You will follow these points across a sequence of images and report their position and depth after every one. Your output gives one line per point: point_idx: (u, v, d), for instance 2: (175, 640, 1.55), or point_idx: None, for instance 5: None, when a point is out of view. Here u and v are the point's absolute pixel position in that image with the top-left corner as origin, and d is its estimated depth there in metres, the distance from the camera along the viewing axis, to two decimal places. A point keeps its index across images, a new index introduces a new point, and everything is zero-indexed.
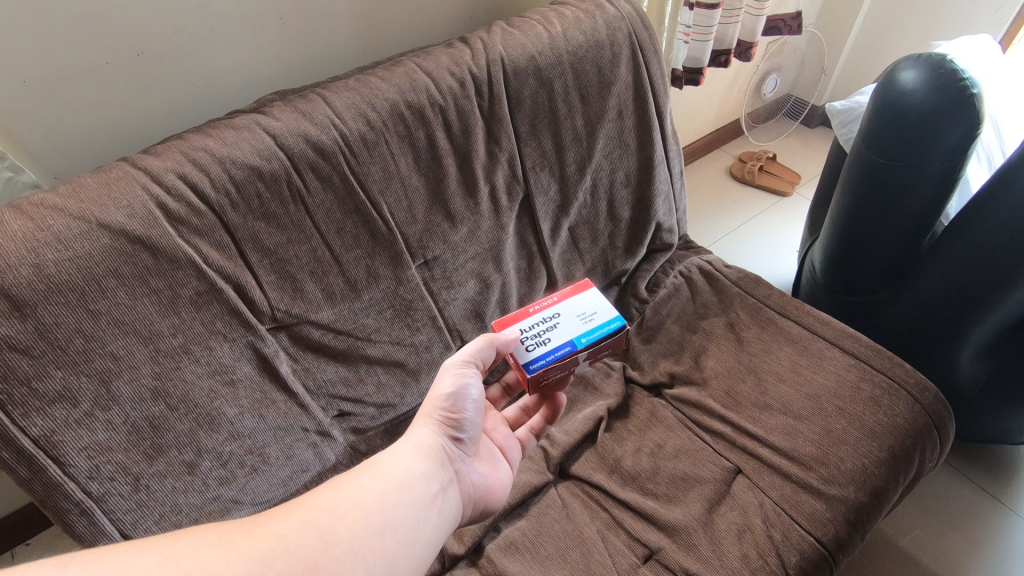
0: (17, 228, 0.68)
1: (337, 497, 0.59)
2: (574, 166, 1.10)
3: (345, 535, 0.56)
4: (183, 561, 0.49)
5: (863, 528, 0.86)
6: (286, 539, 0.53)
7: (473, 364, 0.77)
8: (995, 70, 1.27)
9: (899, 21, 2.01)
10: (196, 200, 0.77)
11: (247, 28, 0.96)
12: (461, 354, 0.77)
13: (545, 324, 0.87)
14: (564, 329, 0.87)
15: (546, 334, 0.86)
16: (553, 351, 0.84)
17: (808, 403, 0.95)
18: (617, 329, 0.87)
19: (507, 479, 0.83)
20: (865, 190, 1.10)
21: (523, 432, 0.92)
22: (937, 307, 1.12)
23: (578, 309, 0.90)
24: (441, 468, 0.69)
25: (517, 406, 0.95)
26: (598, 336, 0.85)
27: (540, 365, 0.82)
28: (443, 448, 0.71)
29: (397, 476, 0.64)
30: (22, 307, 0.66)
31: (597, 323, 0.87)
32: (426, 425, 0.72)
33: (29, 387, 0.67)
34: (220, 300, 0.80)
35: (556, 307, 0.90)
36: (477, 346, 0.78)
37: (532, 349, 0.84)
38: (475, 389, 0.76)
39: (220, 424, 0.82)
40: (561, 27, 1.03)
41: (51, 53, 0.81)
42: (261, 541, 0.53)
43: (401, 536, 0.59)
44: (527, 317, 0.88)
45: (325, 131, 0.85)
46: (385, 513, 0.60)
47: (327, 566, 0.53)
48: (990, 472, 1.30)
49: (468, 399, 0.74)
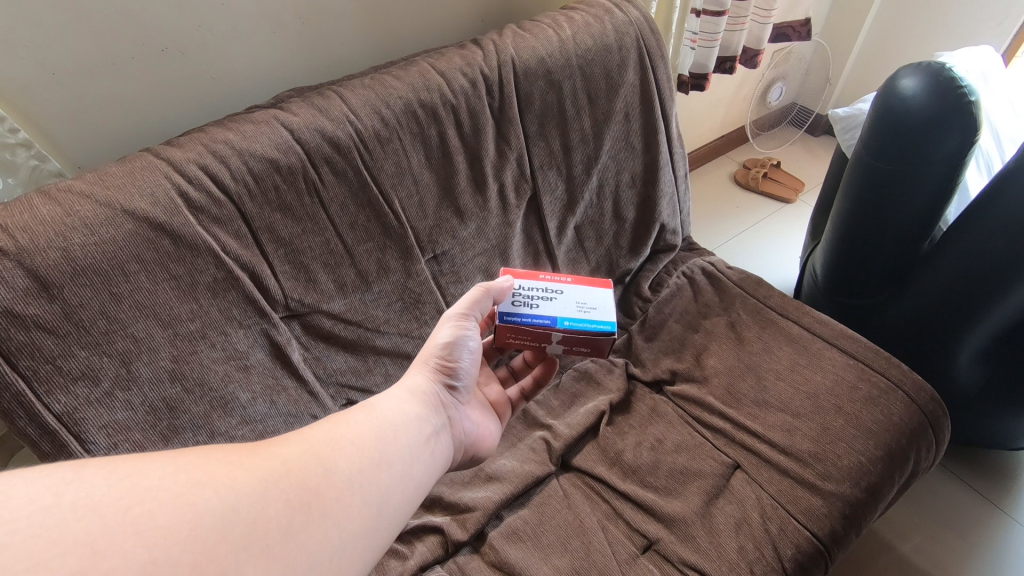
0: (45, 212, 0.71)
1: (336, 428, 0.60)
2: (581, 166, 1.12)
3: (344, 464, 0.57)
4: (193, 471, 0.48)
5: (859, 524, 0.88)
6: (290, 463, 0.54)
7: (471, 316, 0.81)
8: (995, 81, 1.30)
9: (904, 32, 2.03)
10: (215, 190, 0.80)
11: (266, 26, 0.99)
12: (460, 306, 0.81)
13: (544, 293, 0.88)
14: (557, 306, 0.87)
15: (535, 302, 0.87)
16: (532, 317, 0.85)
17: (806, 401, 0.97)
18: (606, 332, 0.85)
19: (495, 430, 0.87)
20: (863, 186, 1.13)
21: (514, 392, 0.97)
22: (936, 310, 1.14)
23: (582, 297, 0.89)
24: (436, 412, 0.72)
25: (508, 368, 1.03)
26: (582, 327, 0.85)
27: (512, 322, 0.84)
28: (438, 393, 0.74)
29: (393, 415, 0.66)
30: (49, 288, 0.69)
31: (589, 318, 0.86)
32: (422, 370, 0.75)
33: (54, 365, 0.69)
34: (236, 287, 0.83)
35: (564, 286, 0.90)
36: (474, 296, 0.82)
37: (513, 305, 0.86)
38: (472, 340, 0.80)
39: (233, 408, 0.84)
40: (571, 31, 1.05)
41: (80, 45, 0.84)
42: (265, 462, 0.52)
43: (397, 471, 0.61)
44: (534, 280, 0.90)
45: (341, 126, 0.87)
46: (382, 449, 0.61)
47: (329, 490, 0.54)
48: (986, 477, 1.32)
49: (463, 348, 0.78)
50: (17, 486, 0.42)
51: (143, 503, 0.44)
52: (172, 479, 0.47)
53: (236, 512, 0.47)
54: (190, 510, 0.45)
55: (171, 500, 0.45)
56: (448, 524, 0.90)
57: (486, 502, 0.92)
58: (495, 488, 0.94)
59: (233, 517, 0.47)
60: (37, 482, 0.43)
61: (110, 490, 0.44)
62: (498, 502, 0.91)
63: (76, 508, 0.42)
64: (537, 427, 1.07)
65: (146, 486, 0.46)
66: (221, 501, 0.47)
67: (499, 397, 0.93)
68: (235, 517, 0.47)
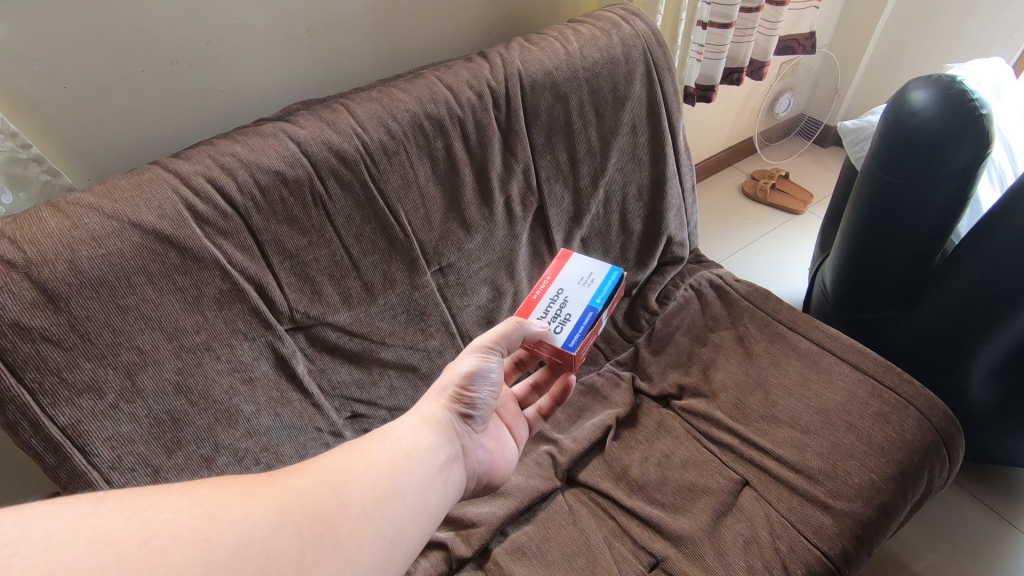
0: (54, 225, 0.71)
1: (349, 458, 0.60)
2: (587, 178, 1.12)
3: (358, 496, 0.57)
4: (207, 504, 0.49)
5: (871, 544, 0.86)
6: (304, 495, 0.54)
7: (496, 349, 0.80)
8: (1006, 92, 1.28)
9: (913, 43, 2.03)
10: (223, 203, 0.80)
11: (275, 40, 1.00)
12: (486, 338, 0.80)
13: (557, 302, 0.92)
14: (575, 300, 0.91)
15: (569, 312, 0.90)
16: (580, 322, 0.88)
17: (816, 417, 0.96)
18: (616, 278, 0.95)
19: (511, 457, 0.86)
20: (874, 203, 1.12)
21: (532, 413, 0.95)
22: (948, 326, 1.12)
23: (574, 278, 0.95)
24: (449, 441, 0.71)
25: (527, 384, 0.97)
26: (605, 293, 0.92)
27: (578, 338, 0.87)
28: (452, 423, 0.73)
29: (407, 443, 0.66)
30: (56, 300, 0.69)
31: (598, 282, 0.94)
32: (439, 399, 0.74)
33: (60, 377, 0.70)
34: (241, 299, 0.83)
35: (557, 284, 0.95)
36: (505, 330, 0.81)
37: (560, 328, 0.88)
38: (495, 372, 0.79)
39: (238, 421, 0.83)
40: (578, 44, 1.06)
41: (92, 60, 0.85)
42: (279, 493, 0.53)
43: (410, 501, 0.60)
44: (538, 304, 0.92)
45: (348, 139, 0.88)
46: (396, 480, 0.61)
47: (343, 522, 0.54)
48: (1000, 495, 1.29)
49: (486, 380, 0.77)
50: (36, 520, 0.43)
51: (159, 537, 0.45)
52: (187, 513, 0.47)
53: (251, 547, 0.48)
54: (205, 545, 0.46)
55: (187, 535, 0.46)
56: (452, 539, 0.89)
57: (491, 517, 0.90)
58: (500, 503, 0.93)
59: (248, 551, 0.47)
60: (55, 515, 0.44)
61: (126, 524, 0.45)
62: (503, 517, 0.90)
63: (93, 543, 0.43)
64: (542, 441, 1.06)
65: (161, 520, 0.46)
66: (236, 536, 0.47)
67: (513, 412, 0.92)
68: (250, 551, 0.47)
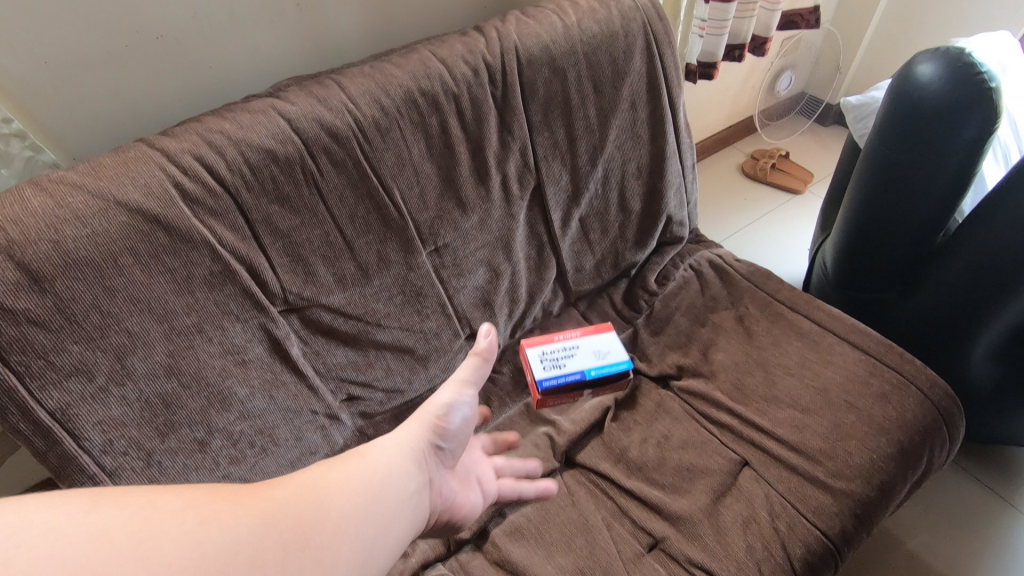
0: (36, 204, 0.69)
1: (327, 472, 0.56)
2: (586, 156, 1.10)
3: (340, 506, 0.53)
4: (198, 504, 0.46)
5: (870, 524, 0.86)
6: (291, 502, 0.50)
7: (472, 381, 0.72)
8: (1013, 66, 1.26)
9: (918, 18, 1.98)
10: (211, 182, 0.78)
11: (264, 13, 0.97)
12: (462, 368, 0.72)
13: (564, 352, 1.01)
14: (579, 360, 1.00)
15: (539, 473, 0.86)
16: (540, 487, 0.84)
17: (816, 397, 0.95)
18: (624, 373, 0.99)
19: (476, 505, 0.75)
20: (877, 181, 1.10)
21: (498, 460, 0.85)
22: (949, 305, 1.11)
23: (595, 346, 1.01)
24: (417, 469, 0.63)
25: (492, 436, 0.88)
26: (605, 375, 0.98)
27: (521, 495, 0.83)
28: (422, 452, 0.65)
29: (382, 462, 0.60)
30: (41, 281, 0.67)
31: (609, 361, 0.99)
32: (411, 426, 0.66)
33: (46, 360, 0.68)
34: (232, 281, 0.81)
35: (576, 340, 1.02)
36: (472, 363, 0.72)
37: (518, 477, 0.85)
38: (469, 406, 0.71)
39: (231, 404, 0.83)
40: (576, 17, 1.03)
41: (74, 35, 0.82)
42: (265, 501, 0.49)
43: (389, 518, 0.56)
44: (551, 343, 1.01)
45: (340, 116, 0.85)
46: (375, 494, 0.57)
47: (326, 531, 0.50)
48: (999, 474, 1.29)
49: (461, 416, 0.69)
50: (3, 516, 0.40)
51: (153, 536, 0.42)
52: (183, 513, 0.45)
53: (235, 554, 0.44)
54: (193, 547, 0.43)
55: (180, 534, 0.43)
56: None
57: (489, 499, 0.90)
58: None
59: (231, 559, 0.44)
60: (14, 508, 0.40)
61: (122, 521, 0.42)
62: (501, 499, 0.90)
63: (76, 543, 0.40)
64: (540, 423, 1.04)
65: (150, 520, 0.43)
66: (221, 539, 0.44)
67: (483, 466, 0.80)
68: (235, 557, 0.44)
